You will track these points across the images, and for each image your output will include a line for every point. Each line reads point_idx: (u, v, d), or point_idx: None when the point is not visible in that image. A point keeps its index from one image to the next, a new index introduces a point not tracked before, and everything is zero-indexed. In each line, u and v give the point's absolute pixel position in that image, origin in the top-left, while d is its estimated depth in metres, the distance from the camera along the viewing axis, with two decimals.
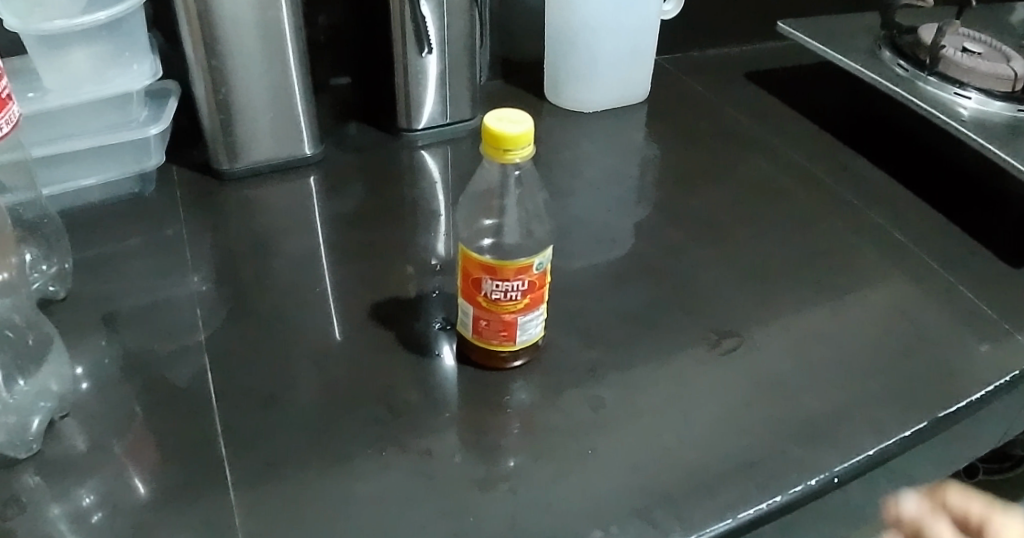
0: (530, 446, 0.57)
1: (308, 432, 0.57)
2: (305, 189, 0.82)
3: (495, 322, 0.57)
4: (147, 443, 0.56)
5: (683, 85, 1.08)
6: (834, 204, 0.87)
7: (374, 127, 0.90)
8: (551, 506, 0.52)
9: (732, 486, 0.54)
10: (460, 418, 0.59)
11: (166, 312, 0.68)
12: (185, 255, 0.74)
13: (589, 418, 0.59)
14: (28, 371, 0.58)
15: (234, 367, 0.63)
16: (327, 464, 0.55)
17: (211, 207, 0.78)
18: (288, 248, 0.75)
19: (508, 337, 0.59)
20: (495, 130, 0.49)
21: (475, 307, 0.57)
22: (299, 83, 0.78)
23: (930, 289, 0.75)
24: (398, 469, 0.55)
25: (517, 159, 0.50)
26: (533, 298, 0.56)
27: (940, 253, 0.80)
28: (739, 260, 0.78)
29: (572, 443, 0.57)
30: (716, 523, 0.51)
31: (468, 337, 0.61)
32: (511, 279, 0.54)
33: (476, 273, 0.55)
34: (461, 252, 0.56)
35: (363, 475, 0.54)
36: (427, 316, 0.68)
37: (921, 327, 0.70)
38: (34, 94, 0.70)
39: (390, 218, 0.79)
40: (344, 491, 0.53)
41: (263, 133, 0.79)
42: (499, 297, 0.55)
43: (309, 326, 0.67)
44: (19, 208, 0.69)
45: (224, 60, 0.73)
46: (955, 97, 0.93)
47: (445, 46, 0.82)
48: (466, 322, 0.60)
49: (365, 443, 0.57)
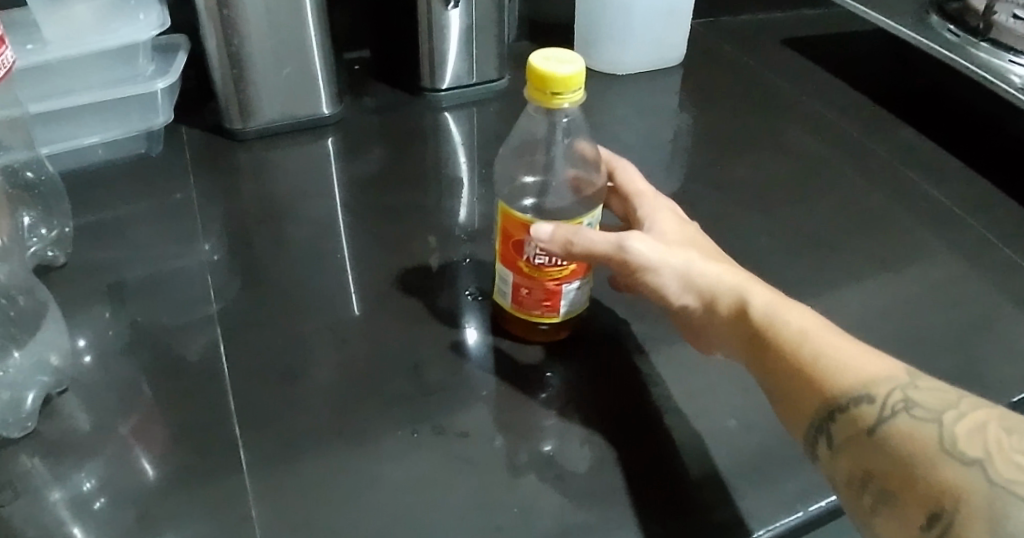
0: (574, 427, 0.51)
1: (329, 410, 0.52)
2: (323, 152, 0.76)
3: (537, 291, 0.52)
4: (155, 422, 0.51)
5: (719, 51, 1.02)
6: (887, 175, 0.81)
7: (394, 88, 0.84)
8: (601, 493, 0.47)
9: (799, 474, 0.49)
10: (497, 396, 0.53)
11: (176, 282, 0.63)
12: (195, 222, 0.68)
13: (637, 398, 0.54)
14: (23, 340, 0.53)
15: (249, 341, 0.57)
16: (352, 445, 0.50)
17: (223, 171, 0.73)
18: (305, 214, 0.70)
19: (551, 308, 0.53)
20: (543, 71, 0.44)
21: (515, 274, 0.52)
22: (316, 38, 0.72)
23: (995, 265, 0.69)
24: (431, 452, 0.49)
25: (566, 104, 0.45)
26: (580, 264, 0.51)
27: (1003, 227, 0.74)
28: (788, 232, 0.72)
29: (620, 425, 0.52)
30: (785, 517, 0.46)
31: (506, 307, 0.55)
32: (557, 241, 0.49)
33: (518, 234, 0.50)
34: (501, 211, 0.51)
35: (393, 459, 0.49)
36: (457, 286, 0.63)
37: (989, 305, 0.64)
38: (34, 47, 0.63)
39: (413, 184, 0.73)
40: (371, 475, 0.48)
41: (277, 92, 0.73)
42: (543, 262, 0.50)
43: (329, 296, 0.62)
44: (16, 166, 0.64)
45: (234, 11, 0.67)
46: (1009, 63, 0.75)
47: (472, 1, 0.76)
48: (504, 292, 0.55)
49: (393, 422, 0.51)
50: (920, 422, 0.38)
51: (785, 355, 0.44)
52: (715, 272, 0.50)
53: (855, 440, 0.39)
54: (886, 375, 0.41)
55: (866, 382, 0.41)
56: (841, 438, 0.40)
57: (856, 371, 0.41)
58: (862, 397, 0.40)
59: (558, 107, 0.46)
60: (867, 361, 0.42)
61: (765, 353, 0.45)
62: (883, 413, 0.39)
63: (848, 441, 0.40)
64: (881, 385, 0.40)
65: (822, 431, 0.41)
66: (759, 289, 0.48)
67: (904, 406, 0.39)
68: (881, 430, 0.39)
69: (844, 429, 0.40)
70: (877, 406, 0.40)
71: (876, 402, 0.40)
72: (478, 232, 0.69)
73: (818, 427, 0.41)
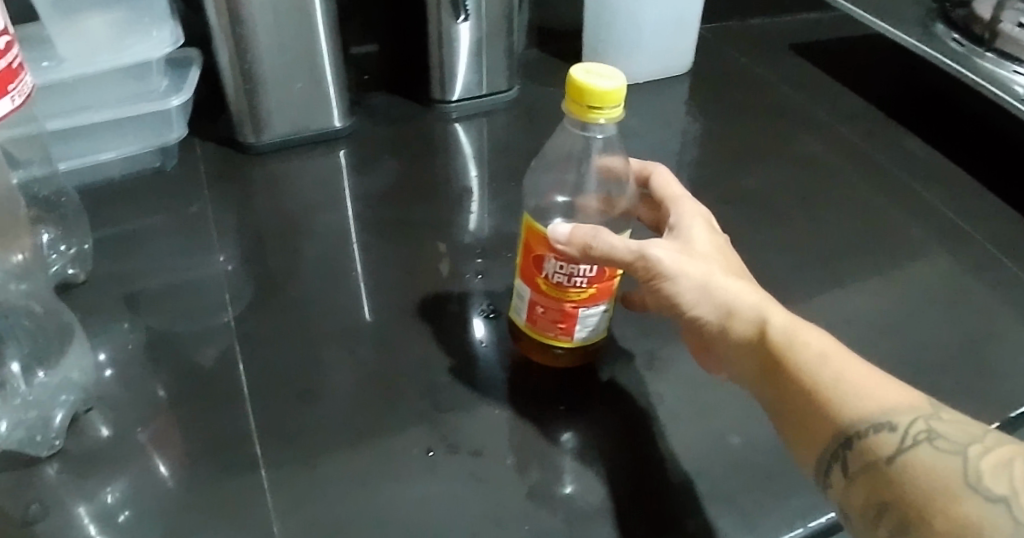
0: (584, 445, 0.53)
1: (346, 427, 0.53)
2: (335, 164, 0.77)
3: (553, 311, 0.53)
4: (176, 434, 0.52)
5: (726, 56, 1.02)
6: (891, 185, 0.82)
7: (405, 99, 0.85)
8: (612, 512, 0.48)
9: (800, 492, 0.50)
10: (509, 414, 0.55)
11: (193, 294, 0.64)
12: (210, 235, 0.69)
13: (645, 417, 0.55)
14: (49, 359, 0.55)
15: (267, 355, 0.59)
16: (369, 462, 0.51)
17: (236, 183, 0.74)
18: (317, 227, 0.71)
19: (565, 331, 0.54)
20: (581, 84, 0.45)
21: (533, 290, 0.53)
22: (328, 51, 0.72)
23: (996, 279, 0.70)
24: (446, 471, 0.51)
25: (603, 119, 0.46)
26: (600, 289, 0.52)
27: (1003, 239, 0.75)
28: (794, 245, 0.73)
29: (628, 445, 0.53)
30: (787, 533, 0.47)
31: (521, 325, 0.57)
32: (578, 263, 0.50)
33: (539, 248, 0.51)
34: (527, 222, 0.52)
35: (408, 476, 0.50)
36: (469, 302, 0.64)
37: (989, 320, 0.65)
38: (49, 64, 0.64)
39: (423, 196, 0.74)
40: (387, 493, 0.49)
41: (289, 105, 0.74)
42: (561, 281, 0.51)
43: (343, 311, 0.63)
44: (31, 184, 0.65)
45: (247, 27, 0.68)
46: (1013, 75, 0.76)
47: (482, 13, 0.76)
48: (520, 308, 0.56)
49: (409, 440, 0.53)
50: (943, 453, 0.38)
51: (806, 377, 0.43)
52: (737, 289, 0.48)
53: (873, 466, 0.40)
54: (908, 404, 0.41)
55: (887, 409, 0.41)
56: (857, 462, 0.40)
57: (880, 400, 0.42)
58: (883, 423, 0.41)
59: (594, 122, 0.46)
60: (891, 391, 0.42)
61: (780, 372, 0.45)
62: (905, 442, 0.39)
63: (865, 466, 0.40)
64: (902, 414, 0.41)
65: (838, 455, 0.41)
66: (780, 309, 0.47)
67: (926, 436, 0.39)
68: (901, 457, 0.39)
69: (862, 454, 0.40)
70: (898, 434, 0.40)
71: (898, 430, 0.40)
72: (490, 246, 0.70)
73: (832, 450, 0.42)
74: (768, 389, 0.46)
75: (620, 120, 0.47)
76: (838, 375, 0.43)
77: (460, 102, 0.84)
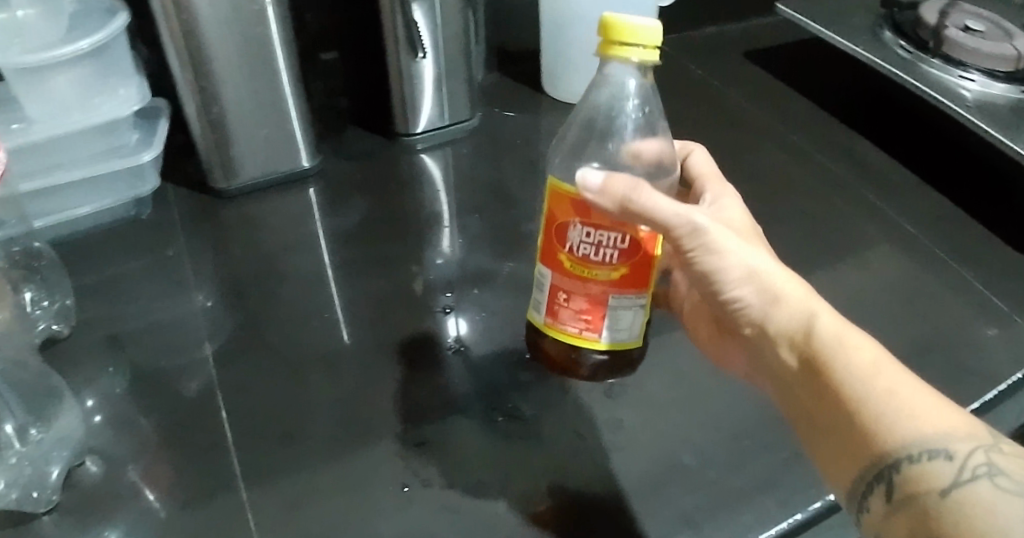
0: (552, 471, 0.55)
1: (327, 465, 0.56)
2: (305, 202, 0.79)
3: (577, 297, 0.50)
4: (165, 467, 0.55)
5: (683, 68, 1.05)
6: (845, 193, 0.85)
7: (370, 133, 0.87)
8: (580, 535, 0.51)
9: (753, 509, 0.53)
10: (481, 444, 0.57)
11: (175, 336, 0.66)
12: (188, 278, 0.72)
13: (608, 442, 0.58)
14: (41, 418, 0.57)
15: (249, 396, 0.61)
16: (350, 499, 0.53)
17: (211, 226, 0.76)
18: (291, 266, 0.73)
19: (592, 325, 0.50)
20: (614, 20, 0.43)
21: (556, 272, 0.50)
22: (291, 94, 0.75)
23: (945, 281, 0.73)
24: (424, 504, 0.53)
25: (638, 58, 0.44)
26: (631, 271, 0.48)
27: (952, 241, 0.78)
28: None
29: (594, 470, 0.56)
30: None
31: (539, 322, 0.53)
32: (608, 229, 0.47)
33: (563, 217, 0.48)
34: (549, 189, 0.49)
35: (388, 511, 0.52)
36: (439, 335, 0.67)
37: (941, 323, 0.68)
38: (20, 126, 0.68)
39: (392, 230, 0.77)
40: (369, 528, 0.51)
41: (257, 148, 0.76)
42: (587, 255, 0.48)
43: (319, 348, 0.65)
44: (10, 243, 0.67)
45: (212, 77, 0.70)
46: (959, 80, 0.81)
47: (439, 49, 0.78)
48: (541, 302, 0.52)
49: (388, 475, 0.55)
50: (1002, 489, 0.38)
51: (859, 373, 0.44)
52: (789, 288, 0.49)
53: (925, 493, 0.40)
54: (965, 432, 0.41)
55: (945, 436, 0.41)
56: (907, 488, 0.41)
57: (936, 419, 0.42)
58: (937, 448, 0.41)
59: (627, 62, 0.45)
60: (948, 414, 0.43)
61: (829, 382, 0.45)
62: (963, 474, 0.40)
63: (914, 493, 0.41)
64: (960, 442, 0.41)
65: (884, 477, 0.42)
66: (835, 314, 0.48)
67: (986, 470, 0.40)
68: (955, 489, 0.39)
69: (914, 479, 0.41)
70: (954, 464, 0.40)
71: (954, 459, 0.40)
72: (459, 275, 0.72)
73: (881, 470, 0.42)
74: (814, 395, 0.46)
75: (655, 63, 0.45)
76: (892, 392, 0.43)
77: (424, 134, 0.86)
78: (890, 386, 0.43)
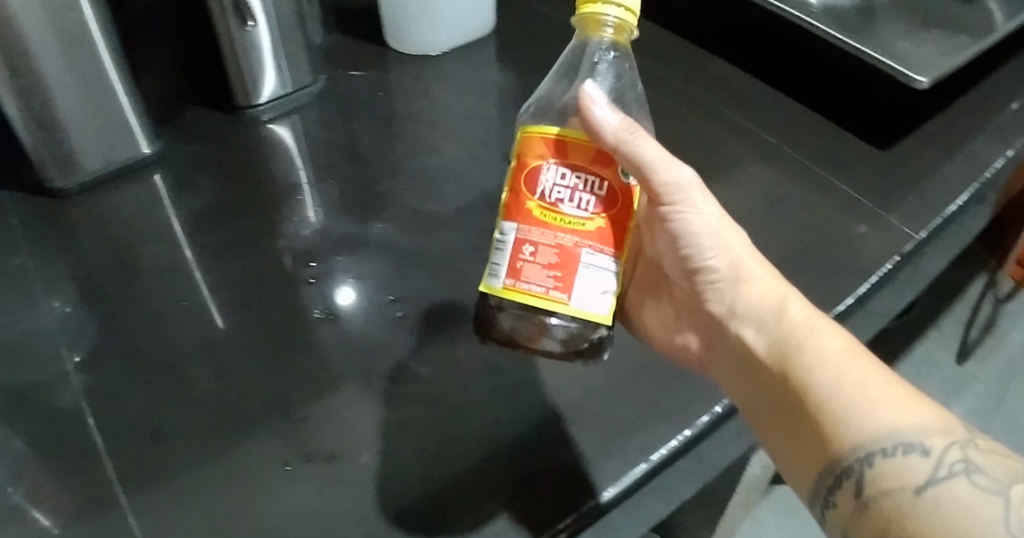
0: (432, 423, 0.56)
1: (202, 452, 0.55)
2: (152, 190, 0.76)
3: (547, 248, 0.51)
4: (43, 482, 0.53)
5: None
6: (698, 107, 0.86)
7: (210, 108, 0.84)
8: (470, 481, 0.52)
9: (637, 432, 0.56)
10: (362, 408, 0.57)
11: (30, 349, 0.63)
12: (37, 287, 0.68)
13: (487, 386, 0.59)
14: None
15: (115, 396, 0.58)
16: (234, 486, 0.52)
17: (57, 229, 0.72)
18: (145, 256, 0.70)
19: (562, 284, 0.51)
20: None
21: (524, 224, 0.51)
22: (122, 82, 0.71)
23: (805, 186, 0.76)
24: (309, 478, 0.53)
25: (614, 13, 0.48)
26: (607, 223, 0.51)
27: (807, 144, 0.81)
28: None
29: (478, 417, 0.57)
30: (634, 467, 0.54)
31: (499, 291, 0.52)
32: (585, 168, 0.51)
33: (534, 160, 0.51)
34: (519, 138, 0.52)
35: (275, 488, 0.52)
36: (307, 306, 0.65)
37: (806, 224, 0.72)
38: None
39: (247, 204, 0.74)
40: (259, 509, 0.51)
41: (91, 143, 0.73)
42: (560, 200, 0.50)
43: (183, 335, 0.63)
44: None
45: (31, 77, 0.66)
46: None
47: (271, 13, 0.76)
48: (500, 267, 0.52)
49: (268, 450, 0.55)
50: (980, 487, 0.42)
51: (821, 359, 0.50)
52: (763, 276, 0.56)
53: (895, 489, 0.44)
54: (942, 424, 0.46)
55: (922, 429, 0.46)
56: (882, 484, 0.45)
57: (905, 410, 0.47)
58: (915, 443, 0.45)
59: (605, 22, 0.49)
60: (916, 407, 0.47)
61: (802, 374, 0.49)
62: (942, 470, 0.43)
63: (888, 490, 0.44)
64: (934, 437, 0.45)
65: (854, 472, 0.46)
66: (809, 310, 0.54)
67: (964, 467, 0.43)
68: (932, 487, 0.43)
69: (891, 473, 0.44)
70: (931, 461, 0.44)
71: (931, 454, 0.44)
72: (321, 249, 0.70)
73: (849, 466, 0.46)
74: (780, 378, 0.51)
75: (633, 24, 0.50)
76: (867, 381, 0.48)
77: (268, 104, 0.84)
78: (873, 370, 0.48)
